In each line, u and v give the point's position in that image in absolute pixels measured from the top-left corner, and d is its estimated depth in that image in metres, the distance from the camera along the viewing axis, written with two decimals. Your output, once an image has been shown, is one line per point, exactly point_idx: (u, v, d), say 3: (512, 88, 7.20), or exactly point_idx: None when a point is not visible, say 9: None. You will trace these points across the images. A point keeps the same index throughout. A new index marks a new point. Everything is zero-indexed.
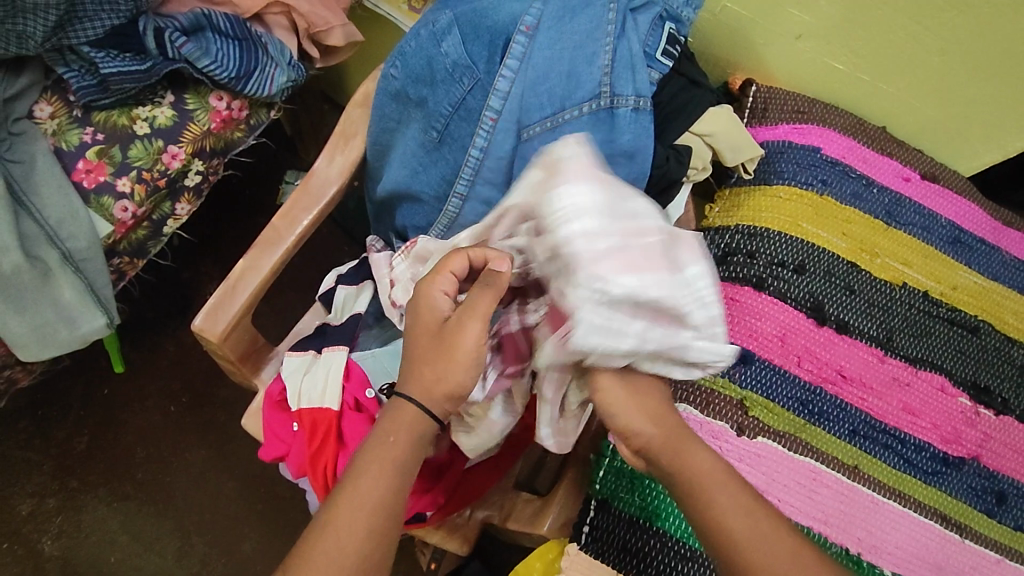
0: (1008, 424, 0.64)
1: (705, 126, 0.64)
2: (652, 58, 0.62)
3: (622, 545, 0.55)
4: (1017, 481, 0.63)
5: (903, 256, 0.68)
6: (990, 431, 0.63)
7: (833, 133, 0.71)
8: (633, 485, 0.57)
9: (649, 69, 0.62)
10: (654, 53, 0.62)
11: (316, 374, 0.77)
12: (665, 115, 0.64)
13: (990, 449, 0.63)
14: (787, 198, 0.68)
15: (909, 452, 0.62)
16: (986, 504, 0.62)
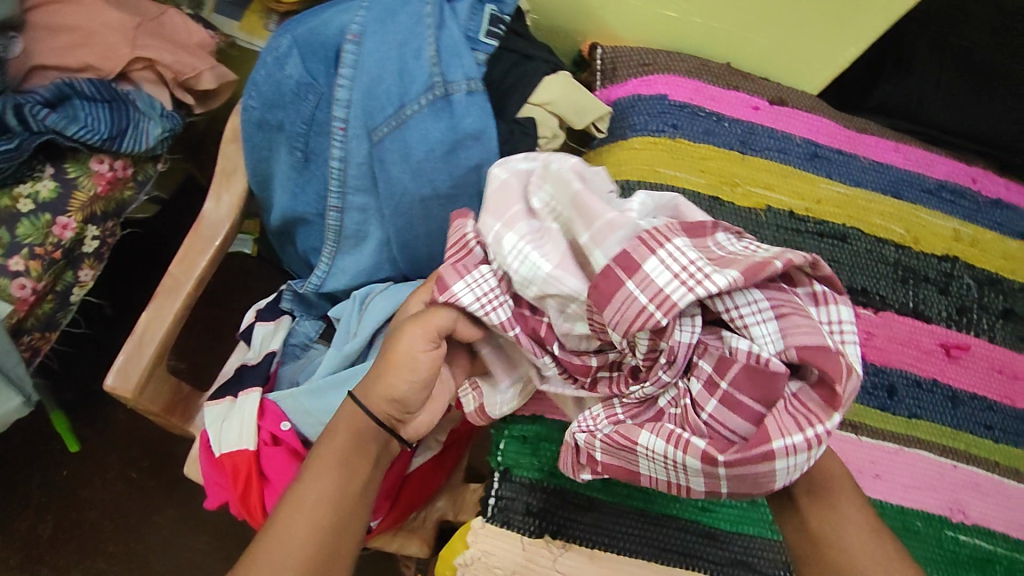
0: (888, 319, 0.67)
1: (542, 95, 0.66)
2: (475, 40, 0.64)
3: (526, 509, 0.56)
4: (906, 371, 0.65)
5: (764, 181, 0.70)
6: (871, 329, 0.66)
7: (678, 78, 0.73)
8: (530, 449, 0.58)
9: (474, 51, 0.64)
10: (477, 36, 0.64)
11: (233, 418, 0.78)
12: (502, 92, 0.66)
13: (873, 346, 0.65)
14: (642, 148, 0.70)
15: None
16: (879, 399, 0.64)
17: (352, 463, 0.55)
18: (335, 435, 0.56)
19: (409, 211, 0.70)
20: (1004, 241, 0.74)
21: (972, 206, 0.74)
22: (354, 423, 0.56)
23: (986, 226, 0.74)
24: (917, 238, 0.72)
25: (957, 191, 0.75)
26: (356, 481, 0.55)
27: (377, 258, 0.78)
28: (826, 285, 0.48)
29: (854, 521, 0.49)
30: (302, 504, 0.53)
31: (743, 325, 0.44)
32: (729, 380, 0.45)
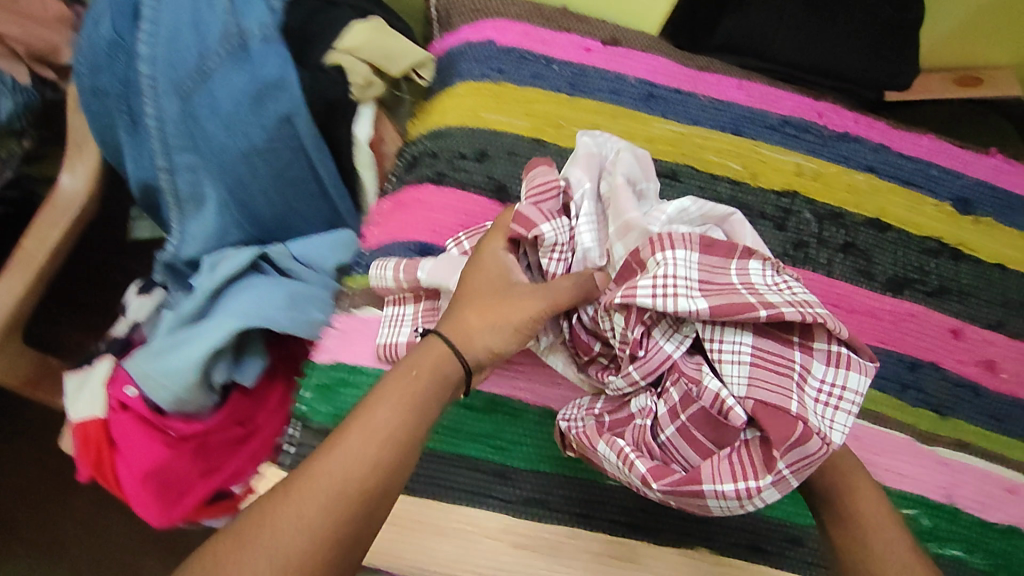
0: None
1: (348, 40, 0.64)
2: None
3: (313, 454, 0.59)
4: None
5: (592, 122, 0.68)
6: None
7: (506, 22, 0.71)
8: (325, 397, 0.61)
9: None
10: None
11: (86, 386, 0.80)
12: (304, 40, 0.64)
13: None
14: (465, 94, 0.68)
15: None
16: None
17: (416, 415, 0.47)
18: (419, 373, 0.49)
19: (236, 168, 0.70)
20: (850, 174, 0.72)
21: (818, 140, 0.72)
22: (434, 358, 0.50)
23: (831, 160, 0.72)
24: (755, 174, 0.70)
25: (802, 126, 0.72)
26: (413, 439, 0.46)
27: (224, 222, 0.77)
28: (846, 351, 0.50)
29: (898, 545, 0.48)
30: (343, 464, 0.43)
31: (717, 359, 0.50)
32: (696, 409, 0.50)
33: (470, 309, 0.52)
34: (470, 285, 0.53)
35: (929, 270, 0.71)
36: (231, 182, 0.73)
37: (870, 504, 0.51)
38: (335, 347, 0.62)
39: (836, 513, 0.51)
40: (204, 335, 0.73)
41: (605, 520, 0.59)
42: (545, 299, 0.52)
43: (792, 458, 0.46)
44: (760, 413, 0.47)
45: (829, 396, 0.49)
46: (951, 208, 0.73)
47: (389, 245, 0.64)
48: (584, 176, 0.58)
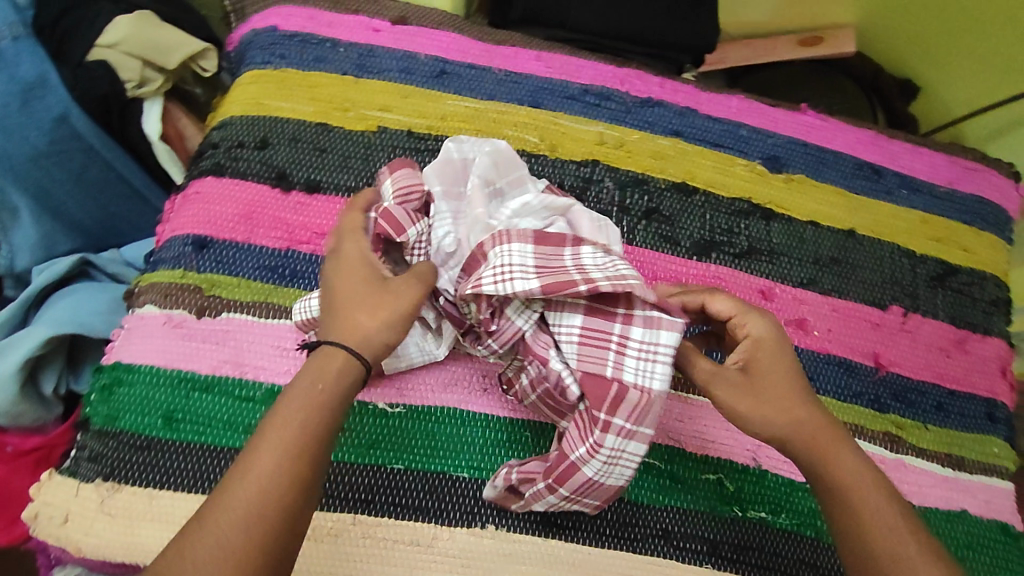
0: None
1: (109, 36, 0.64)
2: None
3: (91, 455, 0.55)
4: None
5: (380, 102, 0.68)
6: None
7: (290, 8, 0.70)
8: (99, 397, 0.57)
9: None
10: None
11: None
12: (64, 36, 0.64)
13: None
14: (248, 82, 0.67)
15: None
16: None
17: (317, 429, 0.44)
18: (324, 386, 0.46)
19: (27, 175, 0.66)
20: (653, 139, 0.71)
21: (619, 108, 0.72)
22: (332, 367, 0.46)
23: (633, 127, 0.71)
24: (554, 145, 0.69)
25: (603, 94, 0.72)
26: (314, 454, 0.44)
27: (49, 230, 0.72)
28: (660, 313, 0.53)
29: (880, 505, 0.48)
30: (243, 491, 0.41)
31: (559, 340, 0.53)
32: (544, 387, 0.54)
33: (354, 314, 0.49)
34: (339, 282, 0.50)
35: (739, 231, 0.70)
36: (28, 189, 0.68)
37: (853, 465, 0.49)
38: (117, 345, 0.59)
39: (834, 491, 0.49)
40: (18, 345, 0.68)
41: (387, 505, 0.56)
42: (419, 282, 0.50)
43: (622, 415, 0.51)
44: (589, 384, 0.52)
45: (646, 353, 0.52)
46: (762, 167, 0.72)
47: (170, 241, 0.62)
48: (439, 185, 0.57)
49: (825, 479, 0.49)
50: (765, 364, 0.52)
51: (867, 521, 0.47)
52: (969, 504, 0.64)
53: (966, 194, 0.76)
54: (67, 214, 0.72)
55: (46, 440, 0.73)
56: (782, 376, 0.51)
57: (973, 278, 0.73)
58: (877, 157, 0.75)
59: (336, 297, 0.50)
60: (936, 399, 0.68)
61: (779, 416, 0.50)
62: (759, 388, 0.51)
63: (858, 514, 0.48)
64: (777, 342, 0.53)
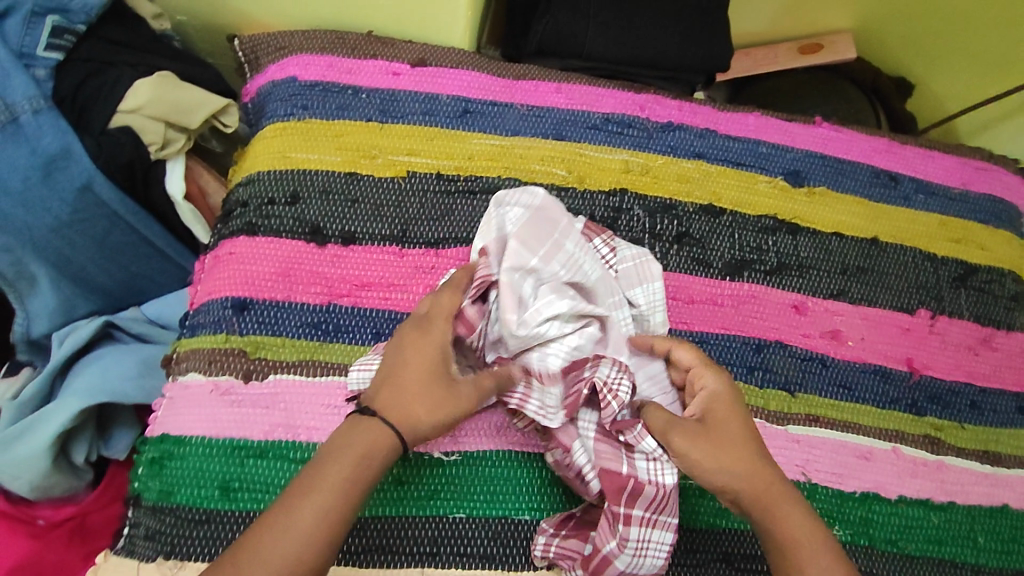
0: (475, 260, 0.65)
1: (129, 100, 0.62)
2: (31, 56, 0.59)
3: (147, 534, 0.54)
4: None
5: (407, 147, 0.67)
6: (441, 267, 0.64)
7: (308, 57, 0.69)
8: (149, 471, 0.56)
9: (29, 68, 0.59)
10: (34, 50, 0.59)
11: None
12: (82, 104, 0.62)
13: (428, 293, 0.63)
14: (272, 135, 0.67)
15: None
16: None
17: (355, 502, 0.46)
18: (370, 459, 0.47)
19: (49, 244, 0.65)
20: (678, 163, 0.72)
21: (642, 134, 0.72)
22: (378, 440, 0.48)
23: (657, 152, 0.72)
24: (581, 176, 0.70)
25: (624, 121, 0.73)
26: (345, 524, 0.46)
27: (70, 295, 0.71)
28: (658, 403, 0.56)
29: (823, 570, 0.50)
30: (281, 544, 0.43)
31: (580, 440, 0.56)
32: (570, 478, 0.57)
33: (418, 400, 0.50)
34: (404, 371, 0.51)
35: (768, 248, 0.71)
36: (49, 257, 0.66)
37: (799, 520, 0.51)
38: (163, 416, 0.58)
39: (779, 551, 0.51)
40: (48, 420, 0.67)
41: (452, 555, 0.56)
42: (480, 398, 0.53)
43: (661, 481, 0.53)
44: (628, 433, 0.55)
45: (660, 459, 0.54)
46: (784, 183, 0.74)
47: (208, 305, 0.61)
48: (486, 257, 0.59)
49: (771, 533, 0.51)
50: (721, 415, 0.55)
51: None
52: (1009, 498, 0.66)
53: (979, 194, 0.77)
54: (90, 278, 0.71)
55: (79, 508, 0.71)
56: (735, 426, 0.54)
57: (993, 276, 0.75)
58: (893, 164, 0.77)
59: (404, 379, 0.51)
60: (969, 397, 0.70)
61: (727, 468, 0.52)
62: (718, 434, 0.53)
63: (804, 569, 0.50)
64: (733, 406, 0.56)
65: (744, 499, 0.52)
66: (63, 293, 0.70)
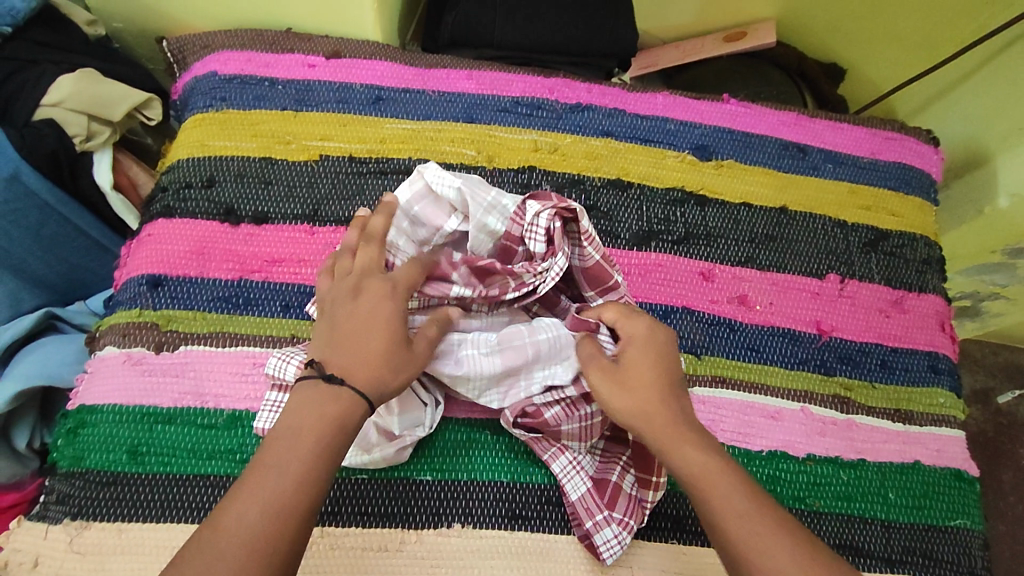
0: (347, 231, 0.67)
1: (52, 95, 0.68)
2: None
3: (59, 498, 0.57)
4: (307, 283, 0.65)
5: (320, 132, 0.71)
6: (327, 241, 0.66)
7: (228, 53, 0.73)
8: (65, 441, 0.59)
9: None
10: None
11: None
12: (11, 101, 0.68)
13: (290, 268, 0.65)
14: (192, 126, 0.71)
15: (285, 299, 0.64)
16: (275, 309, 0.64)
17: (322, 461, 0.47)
18: (327, 413, 0.48)
19: None
20: (586, 141, 0.75)
21: (551, 115, 0.75)
22: (335, 398, 0.48)
23: (566, 132, 0.75)
24: (490, 156, 0.72)
25: (534, 104, 0.75)
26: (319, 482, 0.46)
27: (11, 288, 0.71)
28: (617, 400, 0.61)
29: (726, 497, 0.49)
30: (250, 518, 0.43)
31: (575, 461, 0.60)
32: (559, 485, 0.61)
33: (358, 344, 0.51)
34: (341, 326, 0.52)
35: (675, 219, 0.73)
36: None
37: (702, 458, 0.51)
38: (81, 389, 0.61)
39: (689, 487, 0.50)
40: None
41: (353, 515, 0.59)
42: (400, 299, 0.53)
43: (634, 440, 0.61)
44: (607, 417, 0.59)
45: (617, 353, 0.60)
46: (691, 157, 0.76)
47: (127, 282, 0.64)
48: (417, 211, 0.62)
49: (675, 466, 0.51)
50: (631, 361, 0.56)
51: (723, 520, 0.48)
52: (921, 455, 0.67)
53: (889, 162, 0.79)
54: (32, 271, 0.72)
55: (23, 495, 0.67)
56: (642, 370, 0.55)
57: (904, 240, 0.76)
58: (802, 137, 0.79)
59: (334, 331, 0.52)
60: (879, 357, 0.71)
61: (628, 403, 0.54)
62: (625, 377, 0.55)
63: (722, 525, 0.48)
64: (657, 351, 0.57)
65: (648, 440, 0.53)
66: (4, 286, 0.70)
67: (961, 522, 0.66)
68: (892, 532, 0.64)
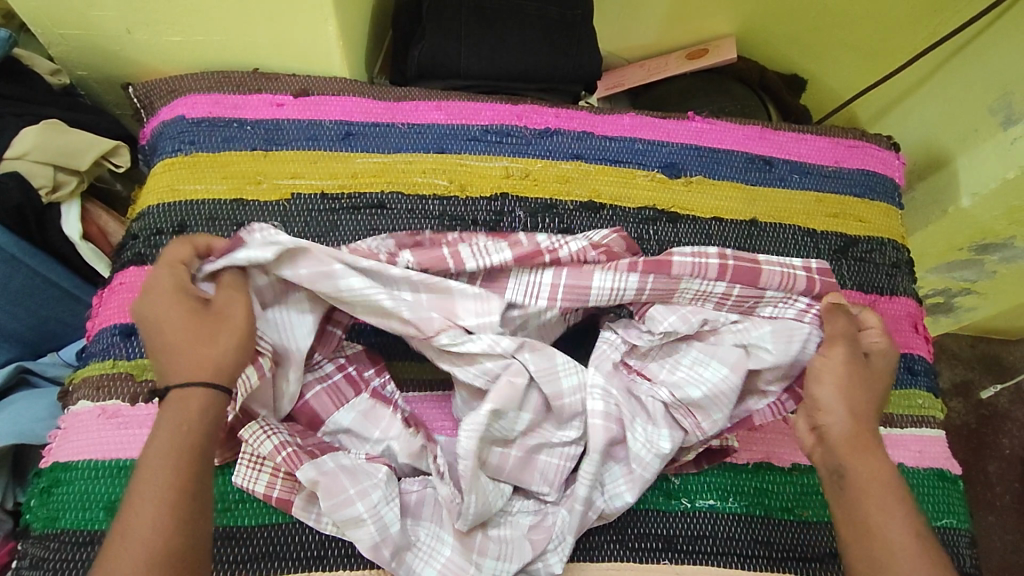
0: None
1: (16, 148, 0.68)
2: None
3: (33, 563, 0.55)
4: None
5: (291, 171, 0.71)
6: None
7: (194, 96, 0.73)
8: (38, 502, 0.57)
9: None
10: None
11: None
12: None
13: None
14: (162, 170, 0.70)
15: None
16: None
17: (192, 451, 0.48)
18: (189, 425, 0.49)
19: None
20: (556, 165, 0.76)
21: (520, 141, 0.76)
22: (191, 407, 0.50)
23: (536, 157, 0.76)
24: (463, 185, 0.73)
25: (503, 131, 0.76)
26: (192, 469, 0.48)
27: None
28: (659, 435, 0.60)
29: (899, 520, 0.50)
30: (134, 535, 0.45)
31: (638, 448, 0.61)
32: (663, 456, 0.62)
33: (192, 347, 0.51)
34: (164, 325, 0.52)
35: (649, 238, 0.74)
36: None
37: (882, 470, 0.52)
38: (52, 445, 0.60)
39: (853, 492, 0.52)
40: None
41: (340, 557, 0.58)
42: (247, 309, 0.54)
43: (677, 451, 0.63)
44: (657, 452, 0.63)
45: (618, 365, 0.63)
46: (661, 175, 0.77)
47: (98, 333, 0.64)
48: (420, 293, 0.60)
49: (856, 471, 0.52)
50: (877, 364, 0.58)
51: (879, 526, 0.50)
52: (904, 457, 0.68)
53: (854, 169, 0.81)
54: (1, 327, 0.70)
55: None
56: (868, 378, 0.57)
57: (872, 245, 0.78)
58: (768, 150, 0.81)
59: (166, 332, 0.52)
60: None
61: (844, 402, 0.55)
62: (863, 373, 0.57)
63: (887, 537, 0.49)
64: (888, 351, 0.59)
65: (838, 438, 0.54)
66: None
67: (948, 522, 0.66)
68: None
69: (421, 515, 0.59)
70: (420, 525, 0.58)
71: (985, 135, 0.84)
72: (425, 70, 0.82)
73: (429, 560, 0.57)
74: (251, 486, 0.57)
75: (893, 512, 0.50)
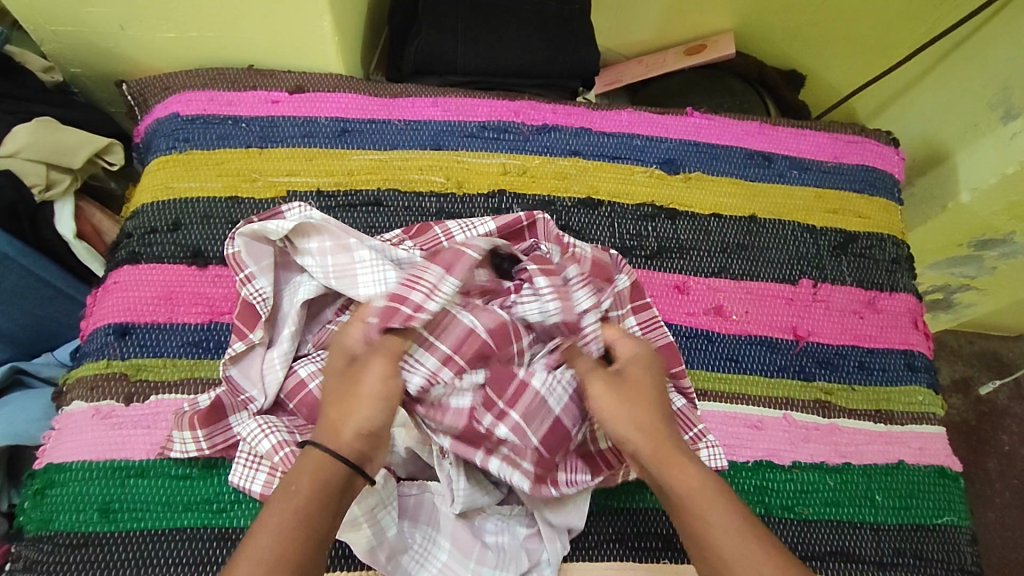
0: None
1: (8, 146, 0.67)
2: None
3: (26, 565, 0.55)
4: None
5: (286, 168, 0.70)
6: None
7: (189, 93, 0.73)
8: (31, 503, 0.57)
9: None
10: None
11: None
12: None
13: None
14: (156, 168, 0.70)
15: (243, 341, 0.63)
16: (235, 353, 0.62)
17: (301, 532, 0.43)
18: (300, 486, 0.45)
19: None
20: (553, 161, 0.75)
21: (517, 137, 0.75)
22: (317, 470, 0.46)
23: (534, 153, 0.75)
24: (459, 181, 0.72)
25: (500, 127, 0.75)
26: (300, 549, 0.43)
27: None
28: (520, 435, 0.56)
29: (721, 520, 0.47)
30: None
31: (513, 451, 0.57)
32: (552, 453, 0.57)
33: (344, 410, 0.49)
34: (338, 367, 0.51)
35: (648, 234, 0.73)
36: None
37: (694, 475, 0.49)
38: (46, 446, 0.59)
39: (679, 504, 0.48)
40: None
41: (338, 557, 0.57)
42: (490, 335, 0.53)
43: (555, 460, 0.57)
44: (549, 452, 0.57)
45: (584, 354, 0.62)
46: (659, 171, 0.76)
47: (91, 334, 0.63)
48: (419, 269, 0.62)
49: (669, 488, 0.49)
50: (634, 377, 0.54)
51: (707, 535, 0.46)
52: (904, 453, 0.68)
53: (852, 165, 0.81)
54: None
55: None
56: (643, 387, 0.54)
57: (872, 241, 0.77)
58: (767, 145, 0.80)
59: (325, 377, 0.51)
60: (857, 358, 0.71)
61: (626, 422, 0.51)
62: (626, 390, 0.53)
63: (715, 545, 0.46)
64: (648, 370, 0.55)
65: (646, 456, 0.50)
66: None
67: (948, 519, 0.66)
68: (881, 533, 0.64)
69: (419, 518, 0.58)
70: (418, 528, 0.57)
71: (985, 129, 0.84)
72: (421, 66, 0.81)
73: (425, 563, 0.57)
74: (247, 486, 0.56)
75: (716, 514, 0.47)
